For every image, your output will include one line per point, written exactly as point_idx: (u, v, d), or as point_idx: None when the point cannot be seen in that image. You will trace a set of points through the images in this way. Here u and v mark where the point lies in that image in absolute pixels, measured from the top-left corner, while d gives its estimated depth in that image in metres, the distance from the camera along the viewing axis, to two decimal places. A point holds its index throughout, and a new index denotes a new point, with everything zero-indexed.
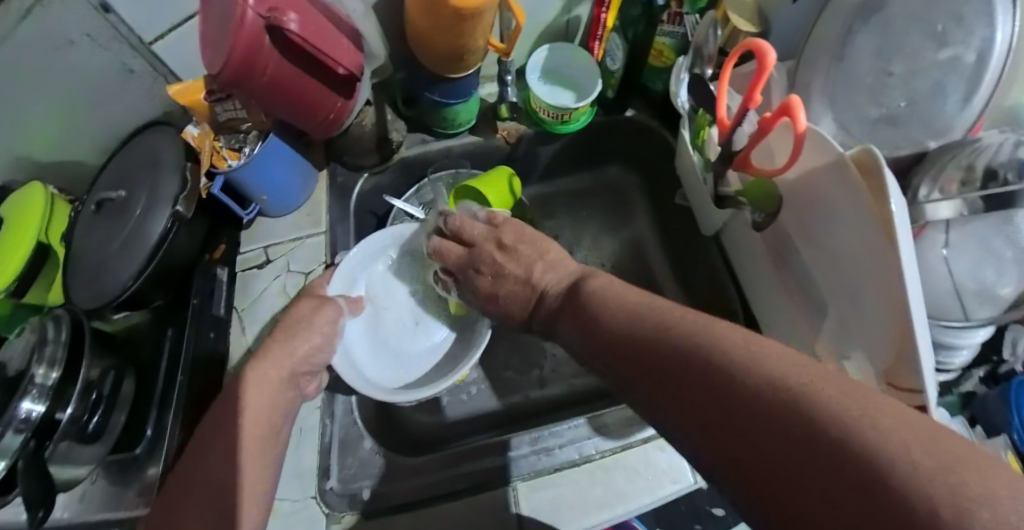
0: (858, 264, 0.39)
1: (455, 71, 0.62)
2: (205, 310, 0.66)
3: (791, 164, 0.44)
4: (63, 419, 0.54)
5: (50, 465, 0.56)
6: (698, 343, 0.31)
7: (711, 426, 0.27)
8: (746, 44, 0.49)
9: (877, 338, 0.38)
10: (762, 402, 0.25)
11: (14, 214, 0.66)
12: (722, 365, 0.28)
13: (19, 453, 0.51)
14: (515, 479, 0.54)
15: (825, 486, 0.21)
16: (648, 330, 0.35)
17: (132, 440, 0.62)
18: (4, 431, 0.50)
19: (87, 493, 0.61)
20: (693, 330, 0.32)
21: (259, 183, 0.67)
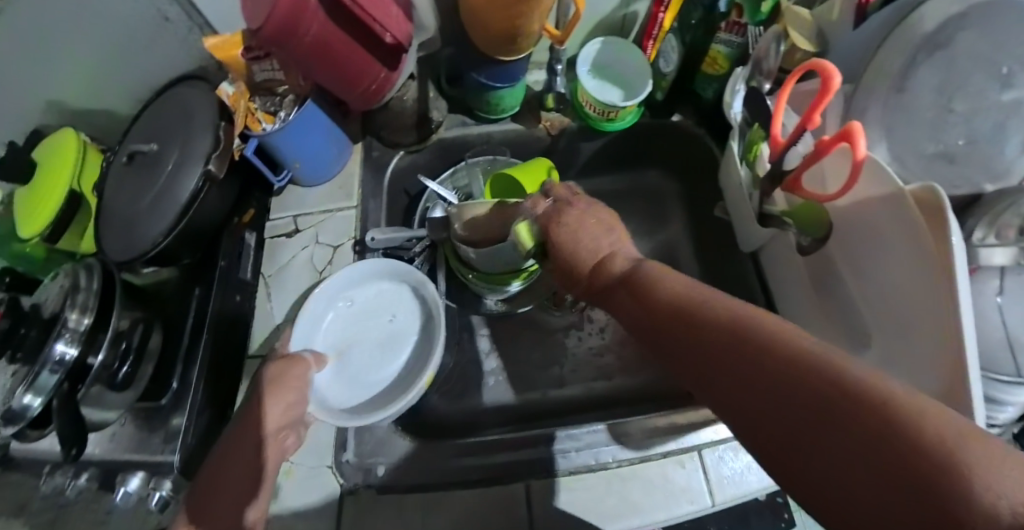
0: (908, 302, 0.39)
1: (505, 55, 0.61)
2: (232, 273, 0.67)
3: (846, 192, 0.44)
4: (95, 364, 0.55)
5: (84, 407, 0.56)
6: (729, 318, 0.29)
7: (746, 404, 0.27)
8: (809, 63, 0.48)
9: (924, 379, 0.38)
10: (802, 383, 0.25)
11: (48, 158, 0.66)
12: (757, 343, 0.27)
13: (54, 393, 0.53)
14: (561, 471, 0.54)
15: (874, 470, 0.22)
16: (661, 302, 0.34)
17: (159, 390, 0.63)
18: (40, 370, 0.51)
19: (117, 434, 0.61)
20: (722, 303, 0.31)
21: (294, 150, 0.67)
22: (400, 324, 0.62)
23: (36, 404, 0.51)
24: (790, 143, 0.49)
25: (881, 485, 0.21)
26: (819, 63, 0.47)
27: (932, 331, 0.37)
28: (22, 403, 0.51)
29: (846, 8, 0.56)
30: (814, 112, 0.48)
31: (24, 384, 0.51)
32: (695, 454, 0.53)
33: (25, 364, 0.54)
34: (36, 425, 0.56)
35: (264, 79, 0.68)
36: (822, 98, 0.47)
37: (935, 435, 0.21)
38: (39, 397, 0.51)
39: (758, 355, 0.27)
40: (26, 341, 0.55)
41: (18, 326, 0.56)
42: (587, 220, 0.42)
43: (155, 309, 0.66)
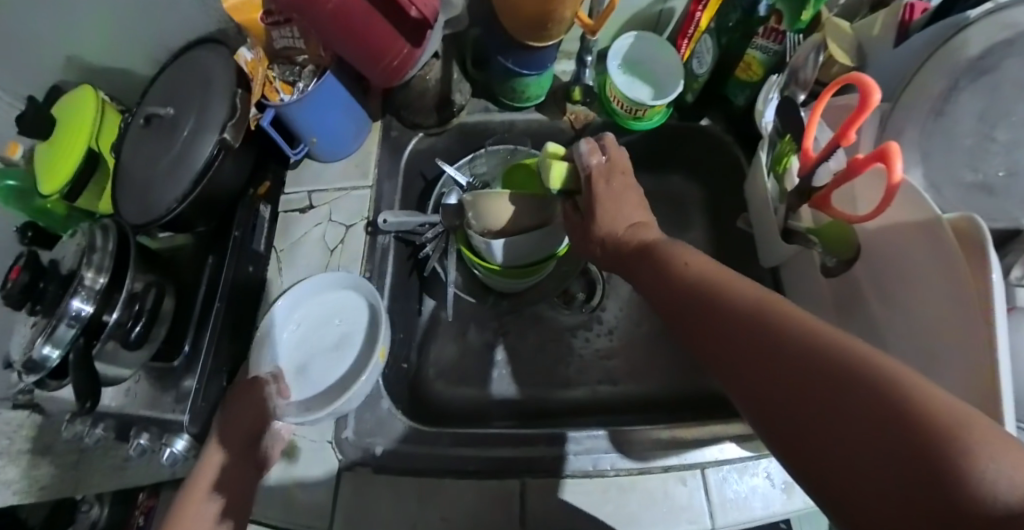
0: (940, 338, 0.38)
1: (537, 41, 0.59)
2: (246, 244, 0.66)
3: (876, 215, 0.42)
4: (109, 322, 0.58)
5: (98, 363, 0.60)
6: (742, 297, 0.33)
7: (748, 371, 0.30)
8: (849, 77, 0.46)
9: None
10: (798, 352, 0.28)
11: (66, 115, 0.66)
12: (762, 319, 0.30)
13: (71, 346, 0.57)
14: (567, 474, 0.54)
15: (865, 431, 0.24)
16: (702, 296, 0.35)
17: (171, 352, 0.64)
18: (59, 323, 0.56)
19: (131, 389, 0.64)
20: (737, 286, 0.34)
21: (311, 125, 0.65)
22: (351, 326, 0.60)
23: (54, 356, 0.56)
24: (822, 159, 0.47)
25: (863, 443, 0.24)
26: (858, 77, 0.45)
27: (960, 366, 0.36)
28: (41, 353, 0.56)
29: (887, 26, 0.55)
30: (849, 128, 0.45)
31: (44, 336, 0.56)
32: (698, 472, 0.52)
33: (44, 316, 0.59)
34: (57, 376, 0.61)
35: (283, 47, 0.66)
36: (858, 115, 0.44)
37: (912, 398, 0.23)
38: (57, 349, 0.56)
39: (762, 328, 0.30)
40: (46, 295, 0.59)
41: (38, 281, 0.59)
42: (621, 185, 0.48)
43: (170, 275, 0.67)
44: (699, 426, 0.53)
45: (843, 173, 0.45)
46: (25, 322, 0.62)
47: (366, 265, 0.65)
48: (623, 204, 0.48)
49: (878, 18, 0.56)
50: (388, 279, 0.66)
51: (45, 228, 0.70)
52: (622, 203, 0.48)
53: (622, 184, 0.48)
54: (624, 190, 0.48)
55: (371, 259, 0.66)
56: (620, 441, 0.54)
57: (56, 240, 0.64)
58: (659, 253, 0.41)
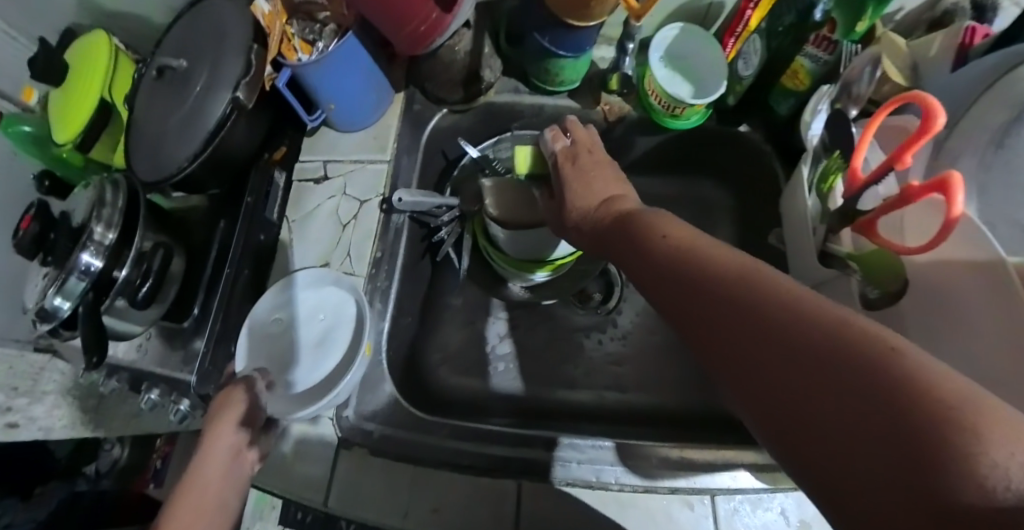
0: (1004, 395, 0.35)
1: (576, 20, 0.55)
2: (258, 210, 0.63)
3: (929, 249, 0.40)
4: (118, 278, 0.57)
5: (108, 318, 0.59)
6: (718, 269, 0.28)
7: (729, 352, 0.25)
8: (909, 95, 0.43)
9: None
10: (775, 336, 0.23)
11: (79, 62, 0.64)
12: (738, 296, 0.25)
13: (82, 300, 0.55)
14: (563, 482, 0.51)
15: (863, 424, 0.19)
16: (679, 265, 0.30)
17: (182, 312, 0.63)
18: (68, 276, 0.54)
19: (144, 345, 0.63)
20: (712, 255, 0.29)
21: (328, 89, 0.62)
22: (334, 318, 0.59)
23: (65, 308, 0.55)
24: (871, 182, 0.44)
25: (860, 441, 0.19)
26: (920, 96, 0.41)
27: None
28: (52, 304, 0.54)
29: (945, 47, 0.53)
30: (906, 152, 0.42)
31: (55, 286, 0.54)
32: (706, 498, 0.49)
33: (55, 268, 0.56)
34: (69, 326, 0.58)
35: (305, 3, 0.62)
36: (915, 140, 0.42)
37: (915, 381, 0.18)
38: (68, 301, 0.55)
39: (738, 306, 0.25)
40: (56, 247, 0.56)
41: (49, 232, 0.56)
42: (591, 166, 0.47)
43: (180, 237, 0.65)
44: (713, 449, 0.51)
45: (892, 201, 0.42)
46: (37, 272, 0.59)
47: (378, 244, 0.63)
48: (599, 182, 0.45)
49: (935, 40, 0.54)
50: (399, 261, 0.64)
51: (60, 178, 0.68)
52: (590, 180, 0.46)
53: (590, 161, 0.48)
54: (594, 168, 0.47)
55: (383, 239, 0.63)
56: (626, 455, 0.52)
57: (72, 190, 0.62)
58: (639, 224, 0.36)
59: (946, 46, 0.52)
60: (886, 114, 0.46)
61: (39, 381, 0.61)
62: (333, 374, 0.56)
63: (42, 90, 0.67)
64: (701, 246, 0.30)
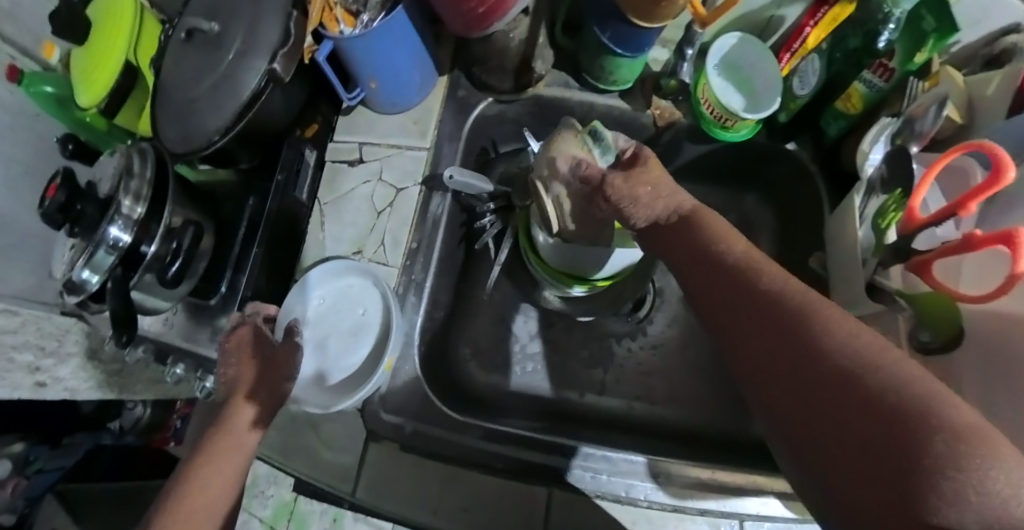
0: None
1: (642, 18, 0.53)
2: (289, 188, 0.61)
3: (994, 297, 0.39)
4: (148, 253, 0.55)
5: (135, 292, 0.57)
6: (763, 283, 0.32)
7: (766, 367, 0.29)
8: (980, 143, 0.42)
9: None
10: (806, 355, 0.27)
11: (103, 17, 0.60)
12: (778, 315, 0.29)
13: (109, 274, 0.53)
14: (584, 489, 0.52)
15: (866, 441, 0.24)
16: (726, 281, 0.34)
17: (209, 288, 0.61)
18: (97, 249, 0.52)
19: (170, 319, 0.62)
20: (764, 270, 0.32)
21: (371, 65, 0.59)
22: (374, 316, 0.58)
23: (93, 282, 0.53)
24: (931, 223, 0.44)
25: (856, 441, 0.24)
26: (992, 147, 0.41)
27: None
28: (80, 276, 0.52)
29: (1002, 87, 0.51)
30: (971, 200, 0.42)
31: (82, 260, 0.52)
32: (735, 522, 0.50)
33: (82, 240, 0.54)
34: (99, 299, 0.56)
35: None
36: (983, 190, 0.41)
37: (912, 397, 0.23)
38: (96, 275, 0.53)
39: (777, 324, 0.29)
40: (85, 218, 0.54)
41: (75, 202, 0.53)
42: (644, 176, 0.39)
43: (210, 210, 0.62)
44: (743, 473, 0.52)
45: (952, 246, 0.42)
46: (64, 242, 0.57)
47: (414, 235, 0.61)
48: (648, 189, 0.39)
49: (994, 77, 0.53)
50: (434, 256, 0.63)
51: (84, 141, 0.66)
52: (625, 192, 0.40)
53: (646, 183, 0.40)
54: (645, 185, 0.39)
55: (420, 230, 0.62)
56: (656, 472, 0.53)
57: (99, 156, 0.59)
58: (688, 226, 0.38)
59: (1005, 85, 0.51)
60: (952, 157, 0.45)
61: (65, 343, 0.57)
62: (363, 366, 0.56)
63: (63, 47, 0.62)
64: (747, 262, 0.34)
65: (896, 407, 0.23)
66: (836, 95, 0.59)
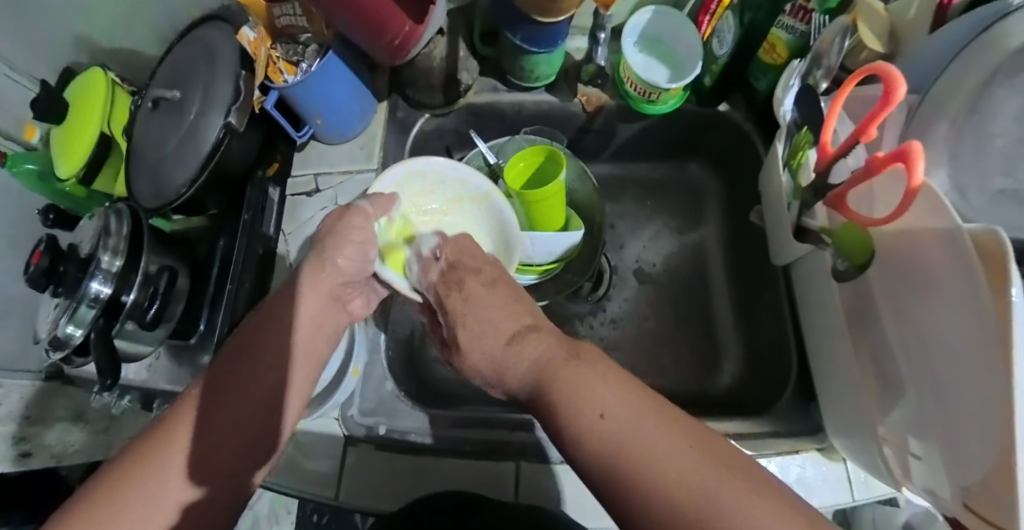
0: (948, 359, 0.33)
1: (544, 15, 0.54)
2: (256, 226, 0.65)
3: (892, 217, 0.38)
4: (127, 301, 0.61)
5: (118, 340, 0.62)
6: (664, 477, 0.30)
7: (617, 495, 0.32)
8: (874, 65, 0.40)
9: (966, 451, 0.31)
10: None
11: (76, 98, 0.67)
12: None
13: (93, 326, 0.59)
14: (554, 459, 0.54)
15: None
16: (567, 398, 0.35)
17: (188, 329, 0.66)
18: (80, 304, 0.58)
19: (153, 364, 0.68)
20: (619, 415, 0.33)
21: (316, 104, 0.64)
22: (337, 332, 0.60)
23: (77, 335, 0.59)
24: (840, 155, 0.43)
25: None
26: (879, 68, 0.39)
27: (974, 398, 0.31)
28: (66, 332, 0.59)
29: (924, 9, 0.47)
30: (870, 124, 0.40)
31: (66, 316, 0.58)
32: None
33: (65, 297, 0.60)
34: (79, 353, 0.63)
35: (286, 24, 0.65)
36: (878, 114, 0.39)
37: None
38: (79, 329, 0.59)
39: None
40: (66, 278, 0.60)
41: (58, 264, 0.60)
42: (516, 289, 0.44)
43: (183, 255, 0.67)
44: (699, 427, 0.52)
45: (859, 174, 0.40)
46: (49, 303, 0.64)
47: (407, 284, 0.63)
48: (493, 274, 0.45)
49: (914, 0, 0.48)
50: None
51: (67, 210, 0.73)
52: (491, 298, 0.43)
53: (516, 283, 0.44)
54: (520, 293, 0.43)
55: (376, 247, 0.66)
56: None
57: (79, 221, 0.65)
58: (558, 388, 0.36)
59: (925, 6, 0.47)
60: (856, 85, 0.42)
61: (52, 409, 0.67)
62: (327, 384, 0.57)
63: (43, 127, 0.72)
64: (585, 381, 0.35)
65: None
66: (758, 47, 0.56)
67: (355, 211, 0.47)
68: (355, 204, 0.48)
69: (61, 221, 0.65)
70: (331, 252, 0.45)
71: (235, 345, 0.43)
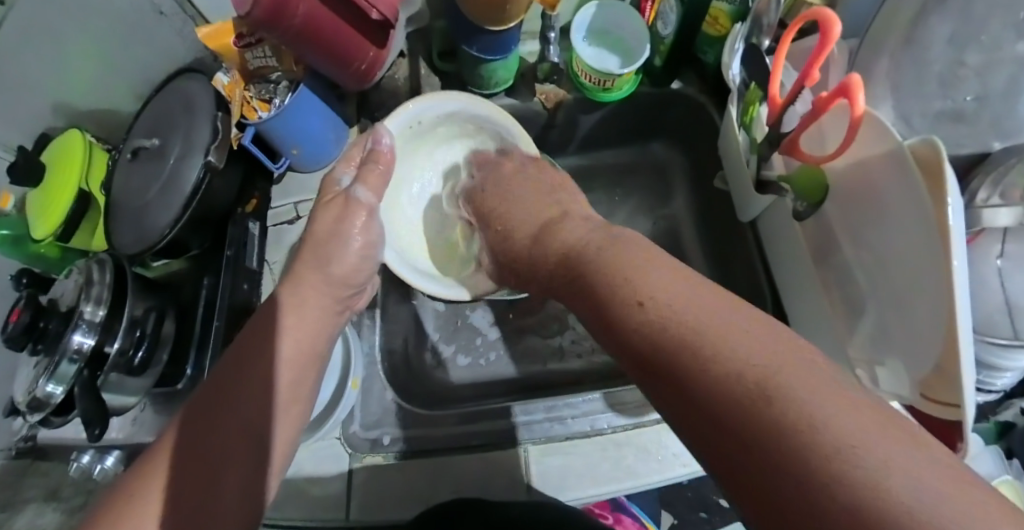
0: (903, 276, 0.35)
1: (496, 24, 0.54)
2: (240, 260, 0.69)
3: (842, 152, 0.39)
4: (111, 351, 0.58)
5: (105, 394, 0.59)
6: (705, 337, 0.30)
7: (675, 363, 0.30)
8: (810, 12, 0.40)
9: (921, 350, 0.34)
10: (749, 418, 0.25)
11: (54, 158, 0.69)
12: (725, 385, 0.27)
13: (76, 380, 0.56)
14: (528, 442, 0.56)
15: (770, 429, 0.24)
16: (625, 292, 0.36)
17: (176, 374, 0.65)
18: (60, 360, 0.55)
19: (138, 418, 0.65)
20: (681, 292, 0.33)
21: (291, 134, 0.66)
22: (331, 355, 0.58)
23: (58, 393, 0.55)
24: (790, 103, 0.43)
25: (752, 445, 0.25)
26: (816, 11, 0.40)
27: (928, 297, 0.33)
28: (46, 391, 0.55)
29: None
30: (812, 68, 0.41)
31: (46, 374, 0.54)
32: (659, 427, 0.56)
33: (47, 355, 0.57)
34: (59, 412, 0.59)
35: (257, 66, 0.68)
36: (818, 55, 0.40)
37: (812, 396, 0.24)
38: (61, 386, 0.55)
39: (718, 378, 0.27)
40: (48, 334, 0.57)
41: (38, 319, 0.57)
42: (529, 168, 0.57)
43: (168, 297, 0.66)
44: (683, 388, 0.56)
45: (809, 115, 0.41)
46: (27, 363, 0.60)
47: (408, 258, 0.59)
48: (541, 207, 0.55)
49: None
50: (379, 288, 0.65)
51: (41, 272, 0.73)
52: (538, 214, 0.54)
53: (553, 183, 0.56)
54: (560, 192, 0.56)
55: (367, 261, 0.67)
56: (614, 401, 0.57)
57: (54, 281, 0.63)
58: (609, 288, 0.37)
59: None
60: (794, 35, 0.44)
61: (21, 488, 0.61)
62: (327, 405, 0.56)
63: (17, 192, 0.72)
64: (644, 275, 0.36)
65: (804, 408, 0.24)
66: (700, 22, 0.57)
67: (354, 205, 0.51)
68: (354, 196, 0.51)
69: (37, 284, 0.63)
70: (335, 257, 0.49)
71: (222, 358, 0.43)
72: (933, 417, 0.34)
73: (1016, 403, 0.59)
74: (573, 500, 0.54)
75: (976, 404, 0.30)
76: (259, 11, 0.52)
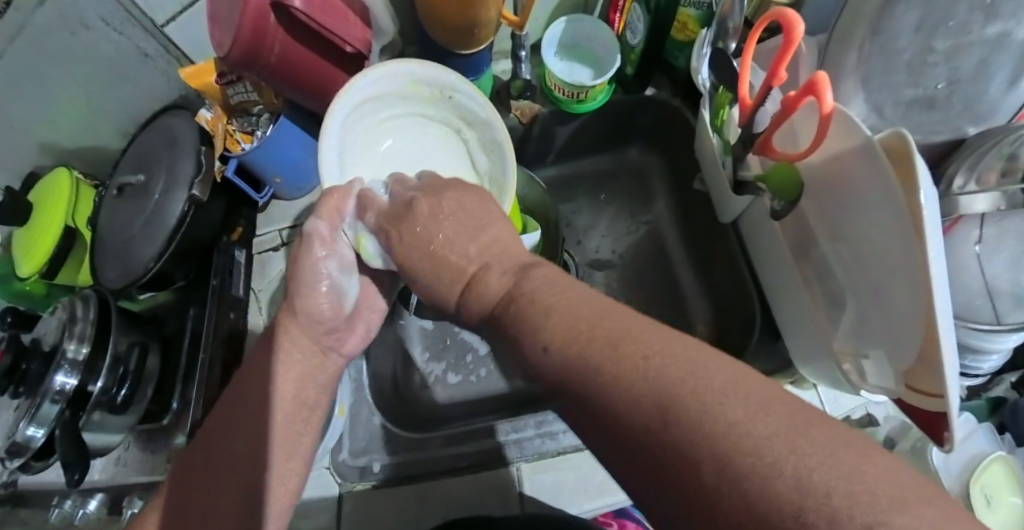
0: (880, 269, 0.35)
1: (466, 48, 0.54)
2: (225, 290, 0.68)
3: (814, 149, 0.38)
4: (94, 390, 0.57)
5: (86, 433, 0.59)
6: (618, 374, 0.26)
7: (606, 414, 0.26)
8: (773, 13, 0.40)
9: (900, 339, 0.34)
10: (699, 468, 0.22)
11: (40, 199, 0.69)
12: (654, 428, 0.24)
13: (57, 422, 0.55)
14: (519, 460, 0.55)
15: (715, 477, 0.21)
16: (533, 323, 0.31)
17: (161, 409, 0.64)
18: (42, 401, 0.54)
19: (122, 458, 0.65)
20: (580, 307, 0.30)
21: (272, 163, 0.67)
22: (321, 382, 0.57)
23: (39, 435, 0.55)
24: (759, 104, 0.43)
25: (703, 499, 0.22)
26: (778, 12, 0.39)
27: (905, 284, 0.33)
28: (26, 434, 0.55)
29: None
30: (780, 66, 0.40)
31: (28, 416, 0.54)
32: None
33: (28, 397, 0.57)
34: (40, 457, 0.58)
35: (239, 101, 0.68)
36: (783, 53, 0.39)
37: (766, 441, 0.21)
38: (42, 428, 0.55)
39: (652, 422, 0.24)
40: (30, 376, 0.57)
41: (20, 361, 0.57)
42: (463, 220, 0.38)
43: (152, 332, 0.66)
44: None
45: (779, 115, 0.40)
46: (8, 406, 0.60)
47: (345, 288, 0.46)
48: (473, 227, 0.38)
49: None
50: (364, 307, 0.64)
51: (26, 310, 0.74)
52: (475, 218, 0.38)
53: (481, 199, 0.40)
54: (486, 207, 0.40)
55: None
56: None
57: (38, 320, 0.63)
58: (512, 322, 0.32)
59: None
60: (759, 36, 0.43)
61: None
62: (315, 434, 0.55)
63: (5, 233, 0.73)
64: (548, 296, 0.31)
65: (763, 455, 0.20)
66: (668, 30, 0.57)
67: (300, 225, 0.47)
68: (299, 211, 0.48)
69: (21, 322, 0.63)
70: None
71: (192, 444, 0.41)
72: (918, 407, 0.34)
73: (1006, 379, 0.59)
74: (587, 512, 0.53)
75: (960, 389, 0.30)
76: (234, 53, 0.52)
